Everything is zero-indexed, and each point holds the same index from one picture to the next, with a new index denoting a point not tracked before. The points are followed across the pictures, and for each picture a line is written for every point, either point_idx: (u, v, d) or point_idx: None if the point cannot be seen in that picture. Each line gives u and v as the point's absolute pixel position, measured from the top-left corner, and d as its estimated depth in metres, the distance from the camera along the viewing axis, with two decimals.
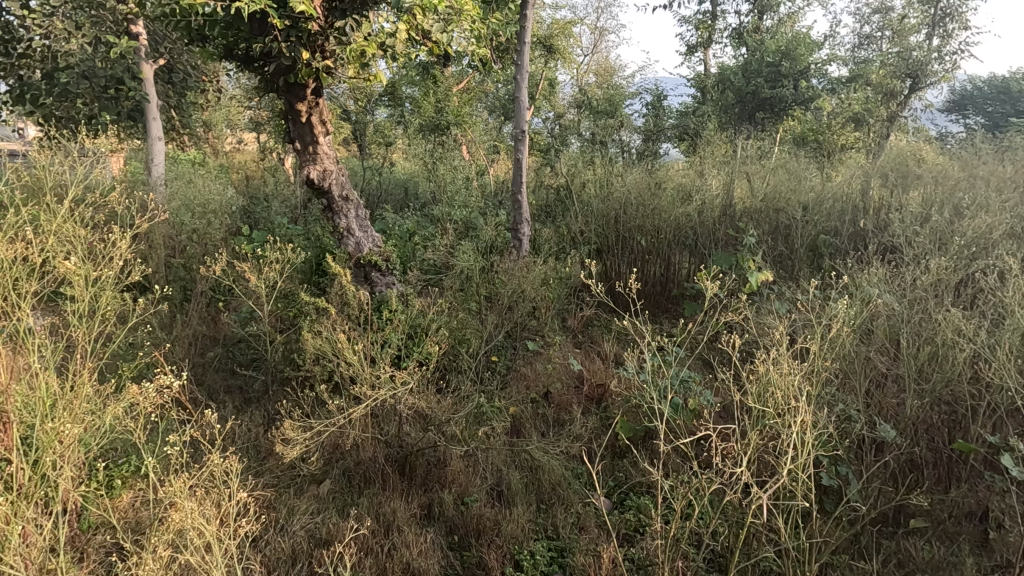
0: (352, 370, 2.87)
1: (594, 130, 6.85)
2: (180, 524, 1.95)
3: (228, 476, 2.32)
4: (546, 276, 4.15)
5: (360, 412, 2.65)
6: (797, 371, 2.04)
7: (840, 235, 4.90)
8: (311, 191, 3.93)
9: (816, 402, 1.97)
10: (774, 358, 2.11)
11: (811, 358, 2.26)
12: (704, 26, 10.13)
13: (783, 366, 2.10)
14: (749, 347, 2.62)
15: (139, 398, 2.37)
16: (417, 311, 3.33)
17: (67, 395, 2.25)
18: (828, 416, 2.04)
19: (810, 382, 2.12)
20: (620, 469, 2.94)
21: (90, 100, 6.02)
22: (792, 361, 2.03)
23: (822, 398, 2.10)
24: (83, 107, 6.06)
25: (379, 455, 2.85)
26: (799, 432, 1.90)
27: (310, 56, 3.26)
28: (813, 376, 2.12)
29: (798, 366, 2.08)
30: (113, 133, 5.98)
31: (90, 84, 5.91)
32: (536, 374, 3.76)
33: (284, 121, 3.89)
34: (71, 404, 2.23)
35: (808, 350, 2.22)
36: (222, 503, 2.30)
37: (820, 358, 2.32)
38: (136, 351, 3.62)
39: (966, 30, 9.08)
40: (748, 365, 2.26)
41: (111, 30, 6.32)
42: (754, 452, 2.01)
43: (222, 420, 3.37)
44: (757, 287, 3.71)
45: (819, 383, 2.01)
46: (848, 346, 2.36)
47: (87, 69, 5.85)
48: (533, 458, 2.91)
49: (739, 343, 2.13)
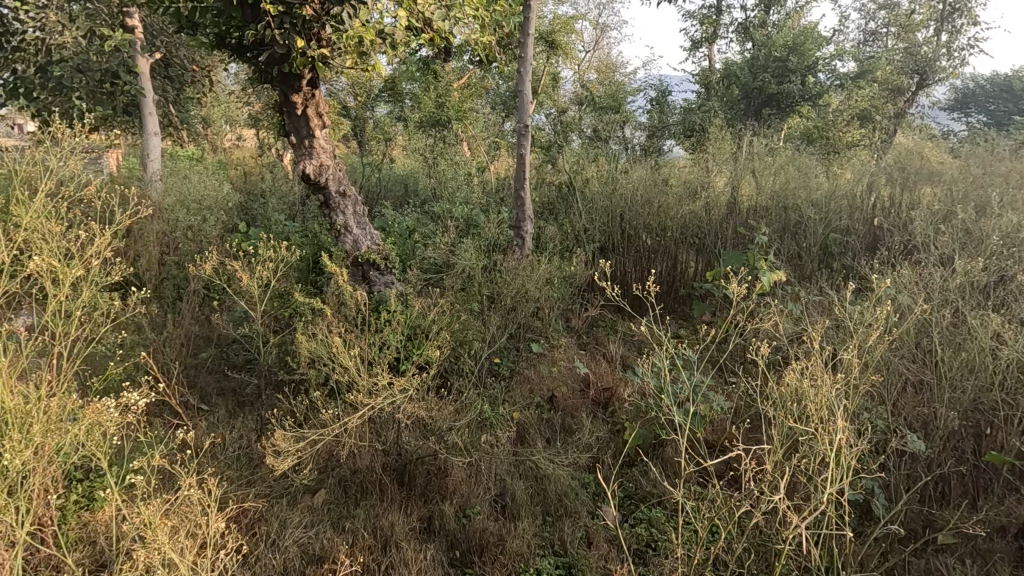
0: (349, 376, 2.73)
1: (597, 125, 6.62)
2: (149, 561, 1.80)
3: (208, 499, 2.18)
4: (551, 275, 4.01)
5: (356, 421, 2.52)
6: (824, 381, 1.90)
7: (852, 234, 4.75)
8: (307, 186, 3.76)
9: (846, 413, 1.84)
10: (801, 368, 1.97)
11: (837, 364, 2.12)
12: (709, 20, 9.96)
13: (809, 374, 1.96)
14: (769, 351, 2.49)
15: (109, 412, 2.21)
16: (417, 312, 3.19)
17: (31, 407, 2.10)
18: (858, 429, 1.90)
19: (837, 391, 1.98)
20: (630, 480, 2.80)
21: (85, 94, 5.84)
22: (821, 371, 1.89)
23: (852, 408, 1.96)
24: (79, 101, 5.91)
25: (377, 464, 2.71)
26: (828, 448, 1.76)
27: (306, 44, 3.08)
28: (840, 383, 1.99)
29: (825, 372, 1.96)
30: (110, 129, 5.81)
31: (86, 78, 5.76)
32: (539, 377, 3.62)
33: (278, 113, 3.72)
34: (33, 418, 2.08)
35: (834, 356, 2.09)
36: (201, 527, 2.16)
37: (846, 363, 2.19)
38: (126, 352, 3.48)
39: (976, 26, 8.91)
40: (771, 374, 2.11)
41: (107, 24, 6.36)
42: (779, 471, 1.87)
43: (215, 425, 3.24)
44: (770, 287, 3.55)
45: (848, 393, 1.88)
46: (876, 351, 2.22)
47: (82, 63, 5.70)
48: (539, 467, 2.78)
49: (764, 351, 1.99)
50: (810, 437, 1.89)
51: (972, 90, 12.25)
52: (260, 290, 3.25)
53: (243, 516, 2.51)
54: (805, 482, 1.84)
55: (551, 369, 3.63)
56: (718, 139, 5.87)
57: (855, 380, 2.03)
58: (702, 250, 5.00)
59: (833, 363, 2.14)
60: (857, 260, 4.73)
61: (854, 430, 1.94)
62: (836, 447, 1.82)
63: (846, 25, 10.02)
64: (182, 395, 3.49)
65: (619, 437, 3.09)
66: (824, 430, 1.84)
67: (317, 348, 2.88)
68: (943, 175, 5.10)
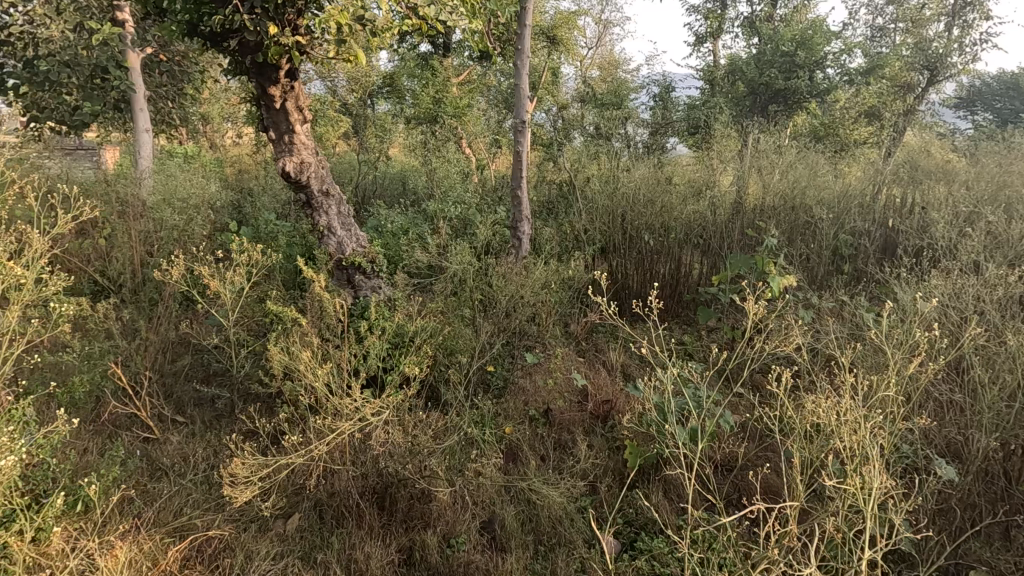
0: (323, 392, 2.51)
1: (599, 122, 6.37)
2: None
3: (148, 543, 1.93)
4: (548, 279, 3.79)
5: (326, 445, 2.30)
6: (849, 411, 1.69)
7: (865, 236, 4.51)
8: (288, 186, 3.53)
9: (874, 448, 1.62)
10: (830, 404, 1.74)
11: (860, 384, 1.91)
12: (713, 15, 9.70)
13: (832, 404, 1.74)
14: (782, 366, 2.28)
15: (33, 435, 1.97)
16: (400, 319, 2.98)
17: None
18: (889, 465, 1.68)
19: (866, 420, 1.74)
20: (630, 505, 2.58)
21: (76, 90, 5.62)
22: (846, 401, 1.68)
23: (882, 440, 1.74)
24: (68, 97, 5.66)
25: (354, 487, 2.49)
26: (856, 489, 1.54)
27: (279, 31, 2.85)
28: (866, 411, 1.77)
29: (849, 398, 1.73)
30: (99, 127, 5.55)
31: (74, 73, 5.54)
32: (536, 388, 3.40)
33: (256, 107, 3.48)
34: None
35: (857, 379, 1.87)
36: None
37: (868, 384, 1.98)
38: (96, 361, 3.25)
39: (988, 20, 8.58)
40: (791, 402, 1.88)
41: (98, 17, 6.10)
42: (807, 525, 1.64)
43: (186, 441, 3.02)
44: (780, 293, 3.33)
45: (877, 425, 1.66)
46: (904, 370, 1.99)
47: (70, 57, 5.49)
48: (531, 491, 2.56)
49: (789, 382, 1.85)
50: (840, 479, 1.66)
51: (982, 88, 11.97)
52: (233, 297, 3.03)
53: (204, 549, 2.29)
54: (840, 532, 1.61)
55: (547, 380, 3.41)
56: (724, 136, 5.62)
57: (884, 406, 1.80)
58: (707, 251, 4.77)
59: (856, 385, 1.93)
60: (869, 263, 4.51)
61: (883, 464, 1.72)
62: (863, 487, 1.60)
63: (856, 20, 9.73)
64: (156, 407, 3.27)
65: (619, 455, 2.86)
66: (849, 467, 1.63)
67: (292, 360, 2.67)
68: (958, 175, 4.87)
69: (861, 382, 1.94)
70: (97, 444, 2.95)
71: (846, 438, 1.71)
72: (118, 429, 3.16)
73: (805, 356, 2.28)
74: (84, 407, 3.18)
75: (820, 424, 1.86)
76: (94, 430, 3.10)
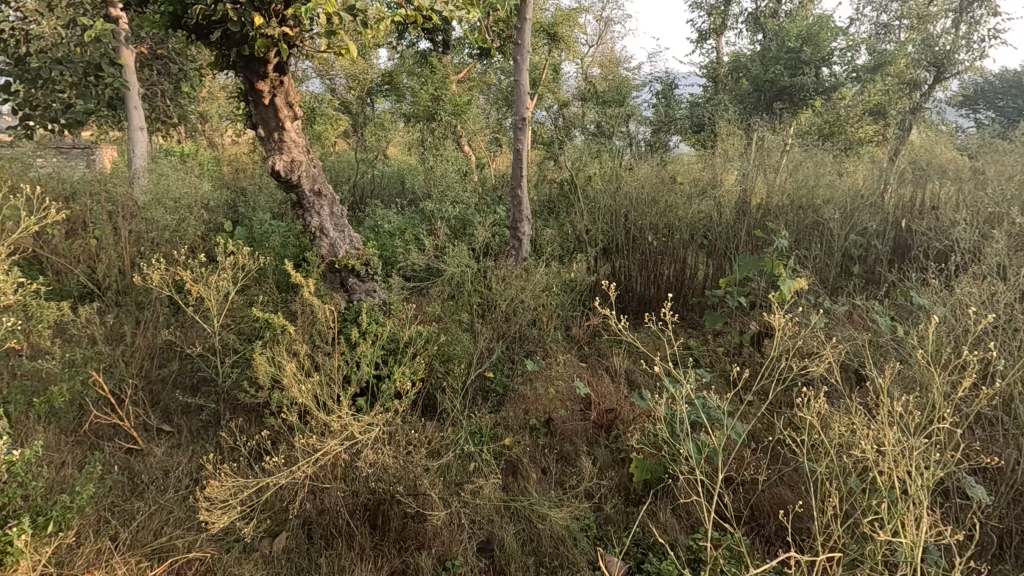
0: (310, 408, 2.36)
1: (600, 120, 6.20)
2: None
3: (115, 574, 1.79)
4: (548, 282, 3.66)
5: (312, 465, 2.15)
6: (891, 442, 1.54)
7: (876, 238, 4.36)
8: (278, 185, 3.39)
9: (914, 476, 1.48)
10: (869, 437, 1.60)
11: (892, 403, 1.77)
12: (716, 11, 9.55)
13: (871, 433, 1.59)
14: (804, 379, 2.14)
15: None
16: (394, 325, 2.83)
17: None
18: (929, 494, 1.55)
19: (904, 450, 1.60)
20: (637, 523, 2.45)
21: (67, 87, 5.45)
22: (889, 434, 1.53)
23: (920, 466, 1.60)
24: (59, 95, 5.49)
25: (344, 505, 2.35)
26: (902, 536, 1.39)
27: (264, 22, 2.71)
28: (904, 438, 1.62)
29: (886, 423, 1.59)
30: (90, 126, 5.35)
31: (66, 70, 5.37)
32: (537, 396, 3.25)
33: (244, 103, 3.34)
34: None
35: (891, 400, 1.72)
36: None
37: (898, 401, 1.83)
38: (78, 368, 3.11)
39: (996, 16, 8.33)
40: (820, 426, 1.73)
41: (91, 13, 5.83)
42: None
43: (170, 453, 2.88)
44: (790, 297, 3.18)
45: (918, 453, 1.51)
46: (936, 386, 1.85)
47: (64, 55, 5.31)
48: (532, 509, 2.41)
49: (823, 417, 1.71)
50: (886, 523, 1.51)
51: (986, 87, 11.79)
52: (219, 303, 2.89)
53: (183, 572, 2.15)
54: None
55: (549, 388, 3.27)
56: (728, 134, 5.48)
57: (922, 429, 1.66)
58: (712, 253, 4.62)
59: (886, 403, 1.79)
60: (880, 265, 4.38)
61: (921, 493, 1.59)
62: (905, 521, 1.46)
63: (862, 16, 9.57)
64: (141, 415, 3.13)
65: (625, 470, 2.72)
66: (887, 498, 1.49)
67: (280, 370, 2.53)
68: (971, 176, 4.71)
69: (891, 401, 1.79)
70: (77, 456, 2.81)
71: (883, 466, 1.57)
72: (100, 439, 3.02)
73: (826, 368, 2.13)
74: (65, 415, 3.04)
75: (851, 446, 1.72)
76: (74, 441, 2.95)
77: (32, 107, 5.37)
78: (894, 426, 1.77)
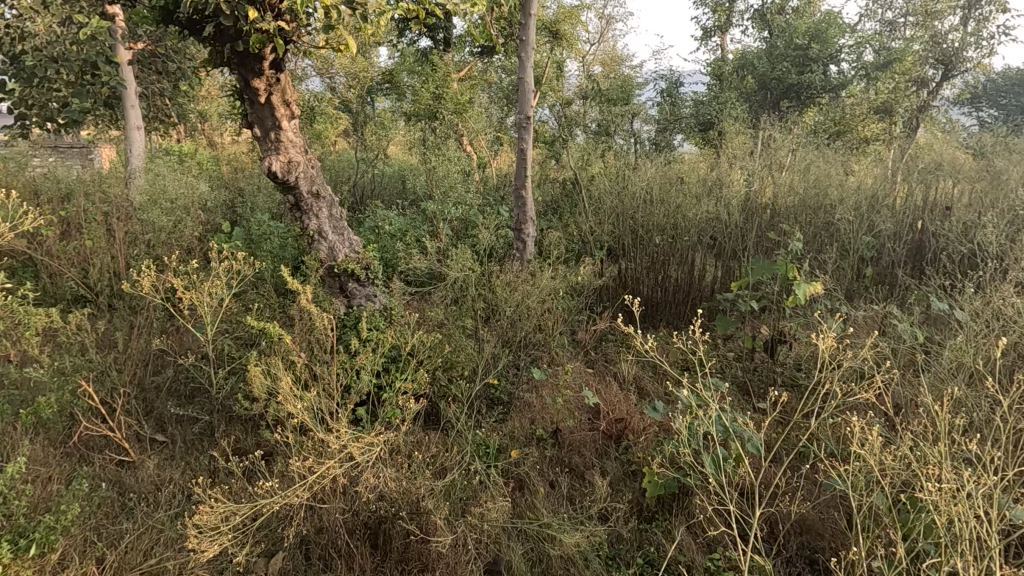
0: (307, 424, 2.23)
1: (604, 119, 6.10)
2: None
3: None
4: (555, 287, 3.54)
5: (310, 488, 2.01)
6: (959, 482, 1.40)
7: (892, 241, 4.23)
8: (275, 186, 3.27)
9: (972, 512, 1.35)
10: (927, 471, 1.46)
11: (936, 424, 1.64)
12: (721, 8, 9.40)
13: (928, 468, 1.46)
14: (835, 395, 2.00)
15: None
16: (396, 333, 2.71)
17: None
18: (986, 530, 1.42)
19: (966, 485, 1.46)
20: (652, 543, 2.33)
21: (62, 85, 5.30)
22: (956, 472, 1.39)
23: (977, 500, 1.47)
24: (54, 93, 5.34)
25: (343, 525, 2.21)
26: None
27: (258, 16, 2.59)
28: (964, 473, 1.48)
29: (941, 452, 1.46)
30: (86, 125, 5.21)
31: (62, 68, 5.19)
32: (543, 405, 3.13)
33: (239, 101, 3.22)
34: None
35: (944, 427, 1.59)
36: None
37: (943, 422, 1.70)
38: (67, 377, 2.99)
39: (1006, 12, 8.19)
40: (867, 455, 1.59)
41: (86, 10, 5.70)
42: None
43: (163, 465, 2.76)
44: (806, 302, 3.03)
45: (978, 490, 1.38)
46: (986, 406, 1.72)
47: (58, 53, 5.12)
48: (542, 528, 2.28)
49: (876, 447, 1.57)
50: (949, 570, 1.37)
51: (991, 84, 11.63)
52: (212, 310, 2.76)
53: None
54: None
55: (556, 397, 3.14)
56: (736, 133, 5.37)
57: (981, 459, 1.52)
58: (720, 254, 4.49)
59: (930, 424, 1.66)
60: (895, 268, 4.25)
61: (973, 525, 1.46)
62: (960, 560, 1.34)
63: (868, 13, 9.43)
64: (134, 426, 3.01)
65: (638, 484, 2.60)
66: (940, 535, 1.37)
67: (276, 382, 2.39)
68: (987, 177, 4.58)
69: (935, 422, 1.66)
70: (64, 470, 2.69)
71: (935, 498, 1.44)
72: (89, 451, 2.90)
73: (859, 384, 2.00)
74: (54, 426, 2.93)
75: (895, 472, 1.59)
76: (62, 454, 2.84)
77: (26, 106, 5.22)
78: (944, 452, 1.64)
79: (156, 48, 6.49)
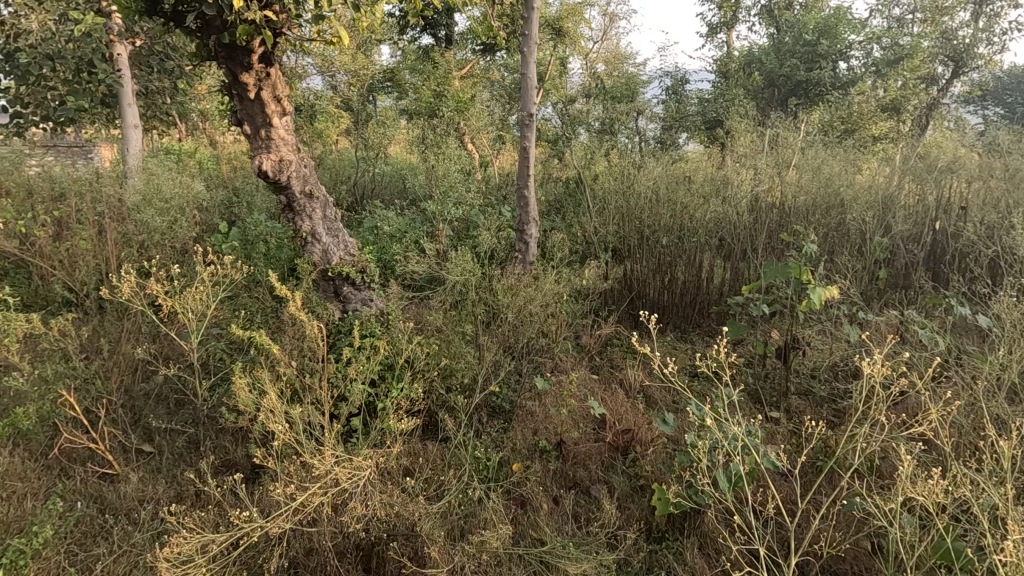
0: (293, 443, 2.08)
1: (607, 116, 5.97)
2: None
3: None
4: (559, 291, 3.39)
5: (294, 517, 1.85)
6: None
7: (910, 243, 4.07)
8: (266, 186, 3.12)
9: None
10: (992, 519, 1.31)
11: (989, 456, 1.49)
12: (727, 5, 9.25)
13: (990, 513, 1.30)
14: (873, 417, 1.84)
15: None
16: (390, 343, 2.56)
17: None
18: None
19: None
20: (666, 567, 2.18)
21: (57, 83, 5.15)
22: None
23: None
24: (48, 90, 5.18)
25: (332, 550, 2.06)
26: None
27: (245, 6, 2.43)
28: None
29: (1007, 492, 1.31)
30: (81, 123, 5.07)
31: (57, 66, 5.03)
32: (546, 415, 2.99)
33: (228, 98, 3.06)
34: None
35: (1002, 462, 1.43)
36: None
37: (997, 452, 1.55)
38: (49, 386, 2.84)
39: (1018, 8, 8.01)
40: (916, 492, 1.45)
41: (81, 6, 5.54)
42: None
43: (147, 480, 2.61)
44: (821, 307, 2.83)
45: None
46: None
47: (53, 50, 4.97)
48: (547, 554, 2.12)
49: (932, 486, 1.41)
50: None
51: (1000, 82, 11.43)
52: (196, 319, 2.61)
53: None
54: None
55: (559, 407, 2.99)
56: (743, 130, 5.23)
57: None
58: (729, 256, 4.34)
59: (988, 458, 1.51)
60: (910, 272, 4.10)
61: None
62: None
63: (878, 9, 9.26)
64: (118, 437, 2.86)
65: (648, 502, 2.45)
66: None
67: (262, 396, 2.24)
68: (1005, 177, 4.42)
69: (988, 453, 1.51)
70: (43, 484, 2.55)
71: (1000, 549, 1.29)
72: (71, 463, 2.75)
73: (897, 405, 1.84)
74: (36, 437, 2.77)
75: (950, 510, 1.45)
76: (43, 466, 2.69)
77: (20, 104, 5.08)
78: (995, 487, 1.49)
79: (153, 45, 6.34)
